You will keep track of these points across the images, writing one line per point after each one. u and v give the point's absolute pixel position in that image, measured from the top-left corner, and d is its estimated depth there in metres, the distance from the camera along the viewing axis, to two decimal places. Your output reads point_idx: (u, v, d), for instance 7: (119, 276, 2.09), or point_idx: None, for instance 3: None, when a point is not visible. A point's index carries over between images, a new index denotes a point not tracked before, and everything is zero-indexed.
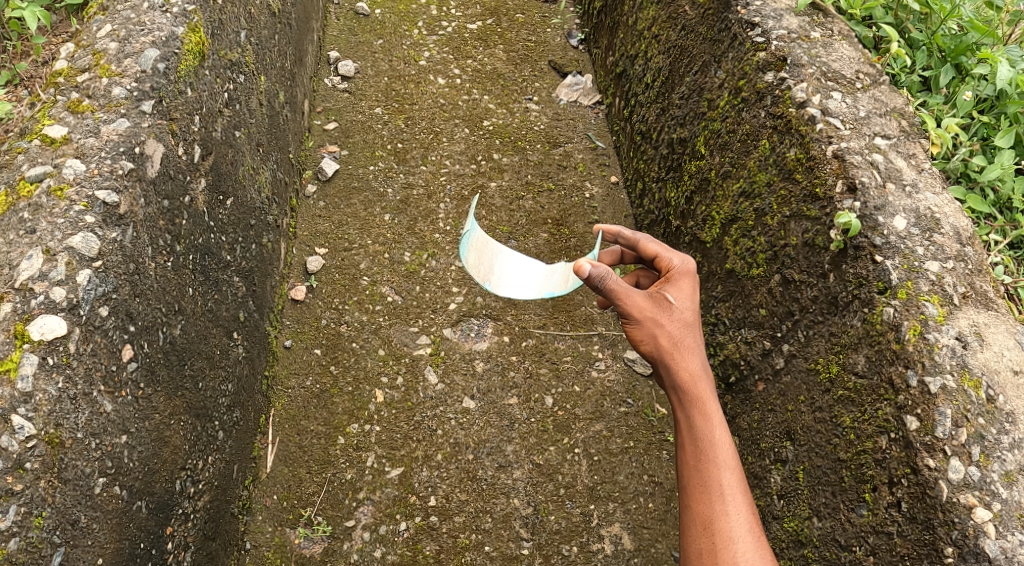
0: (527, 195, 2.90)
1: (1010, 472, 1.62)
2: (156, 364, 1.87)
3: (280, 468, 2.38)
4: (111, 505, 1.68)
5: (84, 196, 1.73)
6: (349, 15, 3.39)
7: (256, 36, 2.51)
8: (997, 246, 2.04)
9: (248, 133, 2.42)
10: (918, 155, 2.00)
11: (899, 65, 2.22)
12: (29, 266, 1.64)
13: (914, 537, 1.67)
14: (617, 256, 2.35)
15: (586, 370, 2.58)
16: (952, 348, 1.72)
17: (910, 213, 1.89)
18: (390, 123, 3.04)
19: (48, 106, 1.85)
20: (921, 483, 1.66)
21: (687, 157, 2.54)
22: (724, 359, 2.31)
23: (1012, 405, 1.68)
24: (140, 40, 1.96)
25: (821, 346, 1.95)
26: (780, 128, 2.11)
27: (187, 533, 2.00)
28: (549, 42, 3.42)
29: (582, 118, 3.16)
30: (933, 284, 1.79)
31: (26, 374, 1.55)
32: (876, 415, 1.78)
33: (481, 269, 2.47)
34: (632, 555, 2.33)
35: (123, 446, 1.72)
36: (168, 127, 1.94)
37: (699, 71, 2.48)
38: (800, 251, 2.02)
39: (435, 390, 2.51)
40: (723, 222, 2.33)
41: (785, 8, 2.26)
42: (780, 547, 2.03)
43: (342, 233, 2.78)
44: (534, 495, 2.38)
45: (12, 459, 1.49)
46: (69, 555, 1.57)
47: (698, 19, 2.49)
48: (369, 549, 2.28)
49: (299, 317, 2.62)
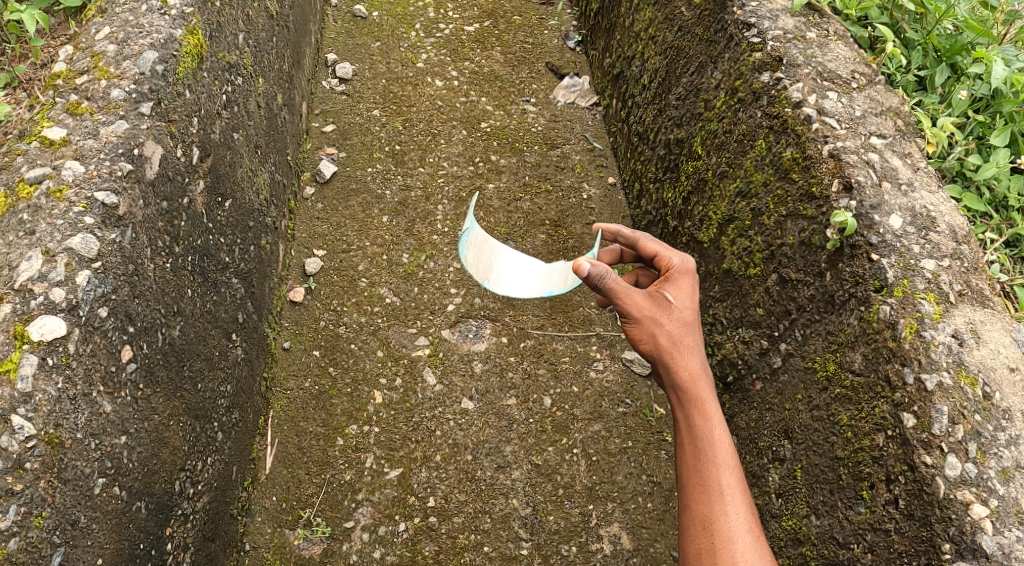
0: (525, 196, 2.91)
1: (1007, 468, 1.63)
2: (155, 365, 1.87)
3: (278, 469, 2.38)
4: (111, 506, 1.68)
5: (83, 198, 1.73)
6: (346, 18, 3.40)
7: (254, 38, 2.52)
8: (993, 244, 2.05)
9: (247, 135, 2.43)
10: (913, 154, 2.01)
11: (894, 65, 2.23)
12: (28, 267, 1.65)
13: (912, 534, 1.68)
14: (616, 256, 2.36)
15: (585, 371, 2.59)
16: (949, 345, 1.73)
17: (905, 211, 1.90)
18: (388, 125, 3.05)
19: (47, 109, 1.85)
20: (918, 480, 1.67)
21: (683, 158, 2.55)
22: (722, 359, 2.32)
23: (1009, 402, 1.69)
24: (138, 43, 1.96)
25: (817, 344, 1.96)
26: (776, 128, 2.12)
27: (186, 534, 2.00)
28: (546, 43, 3.43)
29: (580, 119, 3.18)
30: (929, 282, 1.80)
31: (26, 375, 1.55)
32: (873, 413, 1.78)
33: (479, 268, 2.51)
34: (632, 555, 2.33)
35: (123, 447, 1.73)
36: (167, 129, 1.95)
37: (695, 72, 2.49)
38: (797, 251, 2.03)
39: (434, 391, 2.51)
40: (720, 222, 2.34)
41: (780, 9, 2.27)
42: (778, 546, 2.04)
43: (340, 235, 2.78)
44: (533, 495, 2.38)
45: (12, 459, 1.50)
46: (69, 555, 1.57)
47: (695, 21, 2.50)
48: (368, 550, 2.28)
49: (297, 318, 2.62)
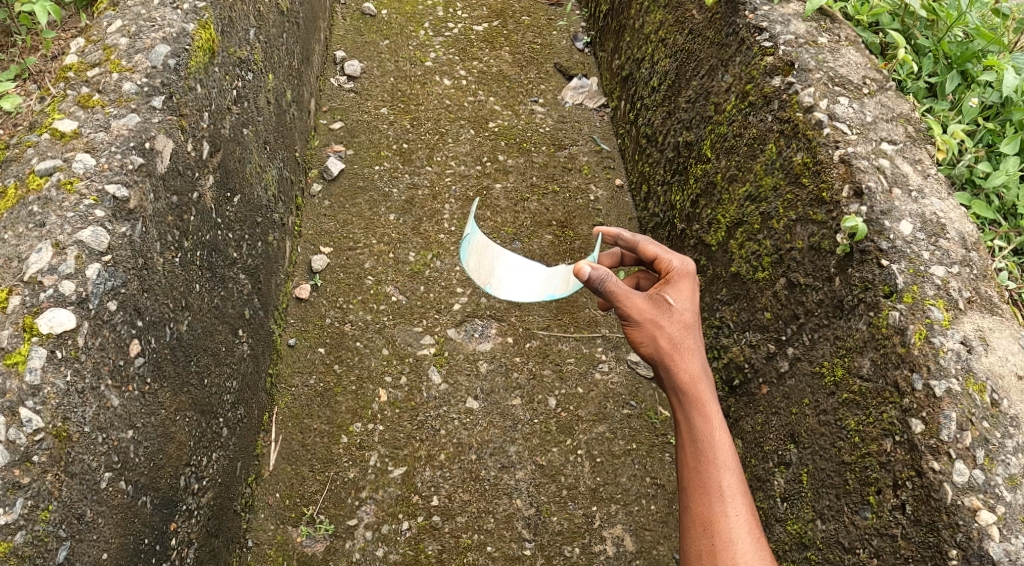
0: (532, 197, 2.91)
1: (1015, 475, 1.63)
2: (162, 359, 1.87)
3: (282, 466, 2.38)
4: (117, 500, 1.68)
5: (94, 190, 1.73)
6: (355, 16, 3.41)
7: (264, 34, 2.52)
8: (1002, 252, 2.04)
9: (256, 131, 2.43)
10: (924, 161, 2.01)
11: (905, 72, 2.24)
12: (38, 259, 1.64)
13: (918, 540, 1.68)
14: (617, 259, 2.37)
15: (589, 372, 2.59)
16: (958, 351, 1.73)
17: (916, 217, 1.90)
18: (396, 123, 3.05)
19: (58, 101, 1.84)
20: (925, 486, 1.67)
21: (692, 161, 2.55)
22: (728, 362, 2.32)
23: (1016, 409, 1.69)
24: (151, 36, 1.96)
25: (826, 349, 1.96)
26: (787, 133, 2.12)
27: (191, 530, 2.00)
28: (555, 45, 3.43)
29: (587, 120, 3.18)
30: (939, 288, 1.80)
31: (34, 367, 1.55)
32: (881, 418, 1.78)
33: (481, 273, 2.48)
34: (634, 557, 2.33)
35: (129, 441, 1.72)
36: (178, 123, 1.94)
37: (706, 75, 2.49)
38: (806, 255, 2.03)
39: (438, 390, 2.51)
40: (729, 225, 2.34)
41: (792, 13, 2.27)
42: (782, 550, 2.04)
43: (346, 233, 2.78)
44: (536, 496, 2.38)
45: (19, 452, 1.49)
46: (74, 550, 1.56)
47: (705, 23, 2.50)
48: (371, 549, 2.28)
49: (302, 316, 2.62)
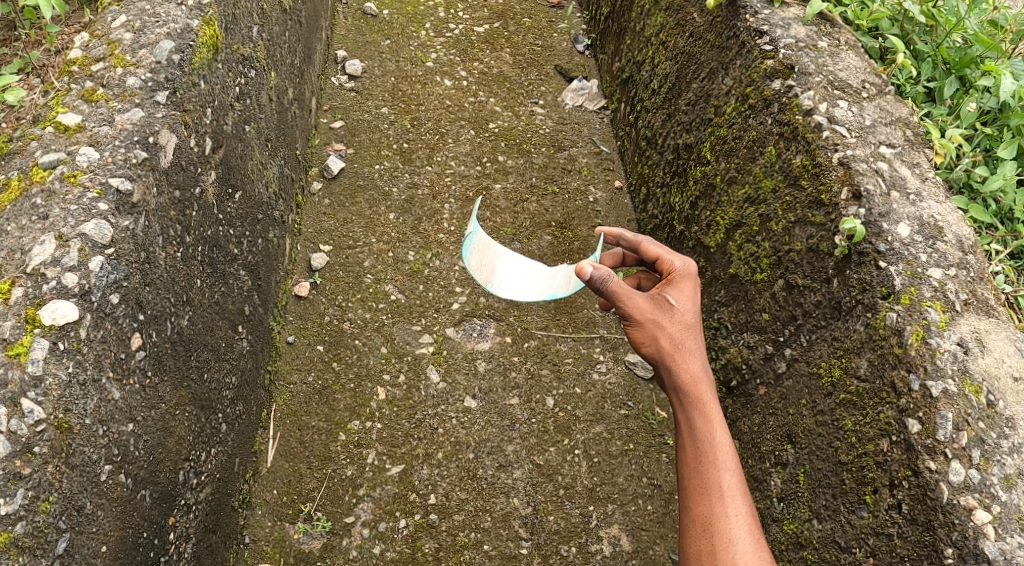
0: (531, 197, 2.92)
1: (1010, 476, 1.64)
2: (163, 353, 1.87)
3: (280, 462, 2.38)
4: (117, 493, 1.68)
5: (97, 183, 1.74)
6: (357, 16, 3.42)
7: (267, 32, 2.53)
8: (998, 255, 2.06)
9: (258, 127, 2.44)
10: (921, 164, 2.03)
11: (904, 76, 2.26)
12: (41, 251, 1.64)
13: (914, 538, 1.69)
14: (619, 259, 2.38)
15: (587, 373, 2.60)
16: (954, 353, 1.74)
17: (913, 220, 1.91)
18: (396, 123, 3.06)
19: (63, 94, 1.85)
20: (922, 485, 1.68)
21: (692, 163, 2.56)
22: (725, 363, 2.33)
23: (1012, 410, 1.70)
24: (155, 32, 1.97)
25: (823, 350, 1.97)
26: (786, 135, 2.14)
27: (189, 525, 1.99)
28: (555, 47, 3.45)
29: (587, 122, 3.20)
30: (936, 291, 1.82)
31: (36, 358, 1.55)
32: (878, 419, 1.80)
33: (482, 271, 2.48)
34: (630, 557, 2.33)
35: (129, 434, 1.72)
36: (181, 118, 1.95)
37: (706, 78, 2.51)
38: (804, 257, 2.04)
39: (437, 388, 2.52)
40: (727, 227, 2.35)
41: (792, 17, 2.29)
42: (779, 549, 2.05)
43: (346, 231, 2.78)
44: (533, 495, 2.38)
45: (21, 443, 1.49)
46: (74, 541, 1.56)
47: (706, 27, 2.52)
48: (368, 546, 2.28)
49: (301, 313, 2.62)
